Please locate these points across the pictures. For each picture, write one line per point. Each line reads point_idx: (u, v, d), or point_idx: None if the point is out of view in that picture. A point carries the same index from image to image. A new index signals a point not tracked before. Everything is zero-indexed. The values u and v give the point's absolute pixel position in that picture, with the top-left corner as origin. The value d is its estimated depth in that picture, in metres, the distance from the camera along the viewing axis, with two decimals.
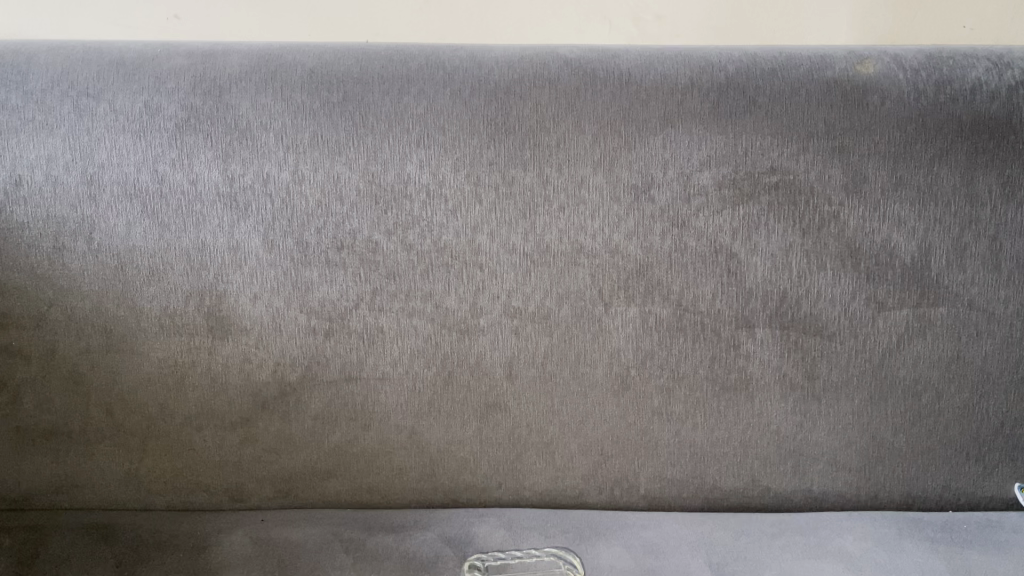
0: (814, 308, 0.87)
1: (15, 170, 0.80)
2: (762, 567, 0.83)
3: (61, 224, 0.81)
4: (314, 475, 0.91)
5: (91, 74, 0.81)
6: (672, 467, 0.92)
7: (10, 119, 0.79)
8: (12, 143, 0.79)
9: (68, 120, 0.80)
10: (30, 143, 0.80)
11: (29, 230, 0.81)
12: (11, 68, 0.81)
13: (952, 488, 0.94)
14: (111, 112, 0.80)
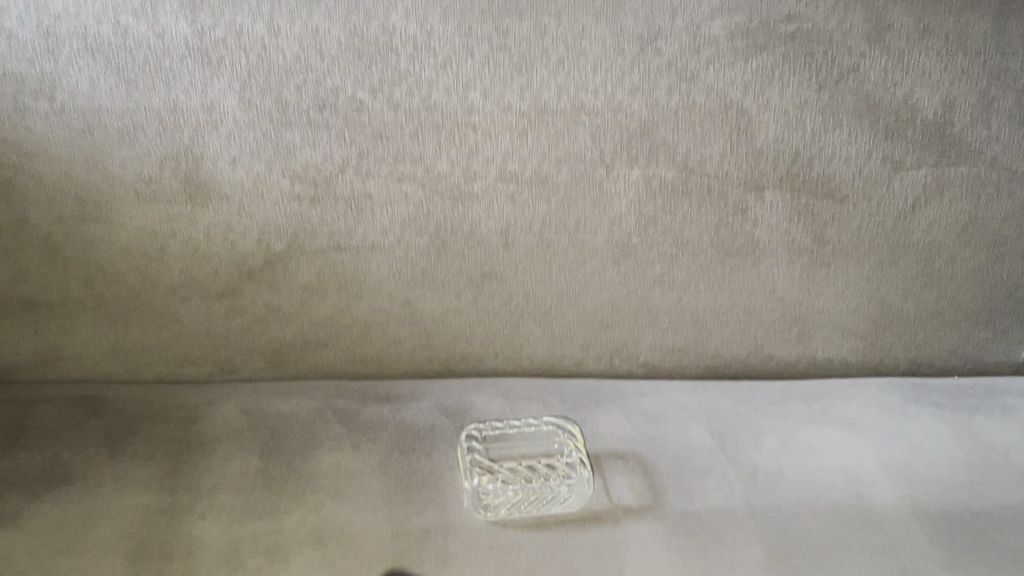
0: (828, 169, 0.82)
1: None
2: (765, 434, 0.81)
3: (20, 82, 0.74)
4: (305, 346, 0.89)
5: None
6: (674, 336, 0.90)
7: None
8: None
9: None
10: None
11: None
12: None
13: (958, 353, 0.92)
14: None
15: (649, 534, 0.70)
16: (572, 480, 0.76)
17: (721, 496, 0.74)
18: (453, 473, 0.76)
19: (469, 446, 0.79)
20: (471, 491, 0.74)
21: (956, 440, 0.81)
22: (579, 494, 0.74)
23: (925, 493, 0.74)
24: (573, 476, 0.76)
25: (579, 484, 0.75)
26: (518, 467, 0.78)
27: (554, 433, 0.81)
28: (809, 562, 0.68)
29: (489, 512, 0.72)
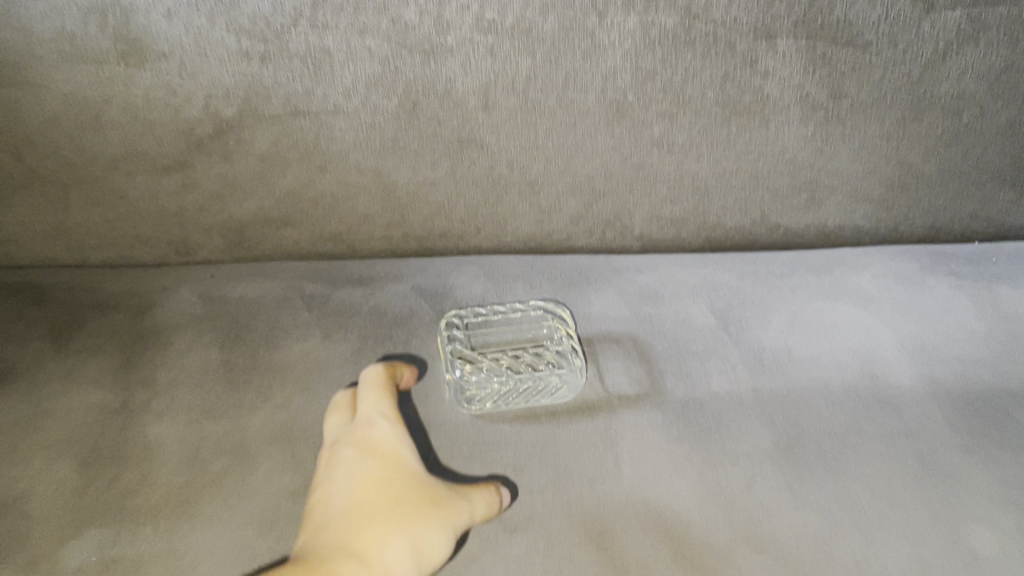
0: (851, 12, 0.71)
1: None
2: (771, 310, 0.75)
3: None
4: (267, 224, 0.81)
5: None
6: (672, 205, 0.82)
7: None
8: None
9: None
10: None
11: None
12: None
13: (980, 217, 0.85)
14: None
15: (646, 425, 0.65)
16: (564, 368, 0.69)
17: (725, 381, 0.68)
18: (432, 363, 0.70)
19: (449, 334, 0.72)
20: (452, 385, 0.68)
21: (977, 312, 0.75)
22: (571, 383, 0.68)
23: (944, 372, 0.69)
24: (565, 364, 0.70)
25: (572, 373, 0.69)
26: (504, 356, 0.71)
27: (544, 318, 0.74)
28: (819, 451, 0.63)
29: (473, 408, 0.66)
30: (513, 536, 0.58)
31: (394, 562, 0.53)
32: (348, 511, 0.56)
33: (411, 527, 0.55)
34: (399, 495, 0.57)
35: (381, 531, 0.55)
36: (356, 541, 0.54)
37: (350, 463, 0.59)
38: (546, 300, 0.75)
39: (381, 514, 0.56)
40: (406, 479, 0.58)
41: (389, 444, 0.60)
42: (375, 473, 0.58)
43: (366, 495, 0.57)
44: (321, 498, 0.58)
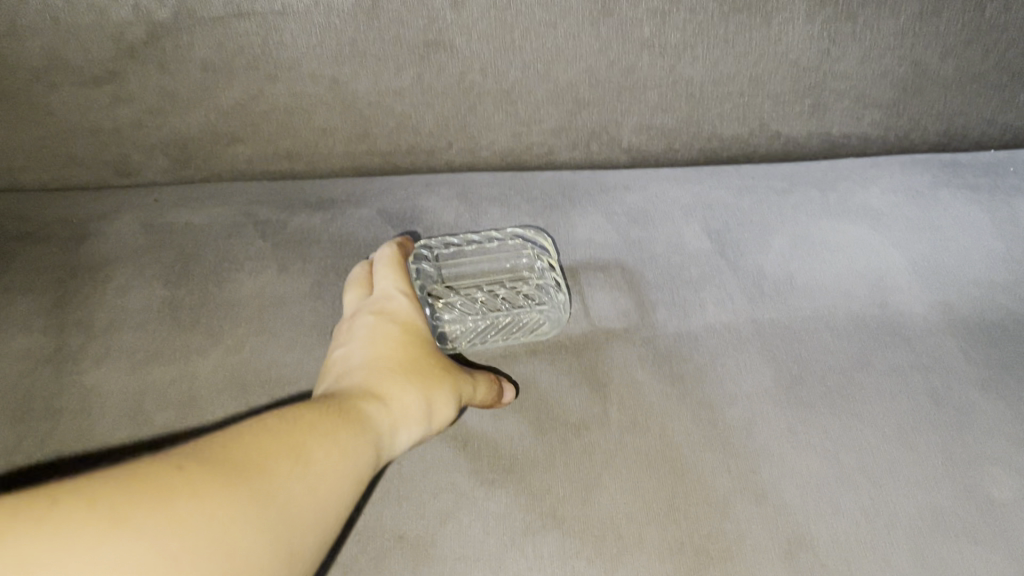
0: None
1: None
2: (772, 232, 0.68)
3: None
4: (215, 141, 0.73)
5: None
6: (664, 114, 0.74)
7: None
8: None
9: None
10: None
11: None
12: None
13: (998, 122, 0.78)
14: None
15: (636, 362, 0.59)
16: (545, 305, 0.63)
17: (721, 312, 0.62)
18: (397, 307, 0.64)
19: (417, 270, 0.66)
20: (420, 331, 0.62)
21: (995, 230, 0.68)
22: (552, 321, 0.62)
23: (959, 297, 0.63)
24: (547, 300, 0.64)
25: (554, 309, 0.63)
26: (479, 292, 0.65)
27: (523, 248, 0.67)
28: (824, 388, 0.58)
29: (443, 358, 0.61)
30: (493, 490, 0.53)
31: (410, 409, 0.51)
32: (367, 362, 0.54)
33: (428, 383, 0.53)
34: (416, 358, 0.55)
35: (398, 381, 0.52)
36: (377, 385, 0.51)
37: (369, 325, 0.57)
38: (525, 227, 0.68)
39: (398, 367, 0.54)
40: (423, 348, 0.57)
41: (405, 316, 0.59)
42: (393, 337, 0.56)
43: (384, 350, 0.55)
44: (337, 356, 0.55)
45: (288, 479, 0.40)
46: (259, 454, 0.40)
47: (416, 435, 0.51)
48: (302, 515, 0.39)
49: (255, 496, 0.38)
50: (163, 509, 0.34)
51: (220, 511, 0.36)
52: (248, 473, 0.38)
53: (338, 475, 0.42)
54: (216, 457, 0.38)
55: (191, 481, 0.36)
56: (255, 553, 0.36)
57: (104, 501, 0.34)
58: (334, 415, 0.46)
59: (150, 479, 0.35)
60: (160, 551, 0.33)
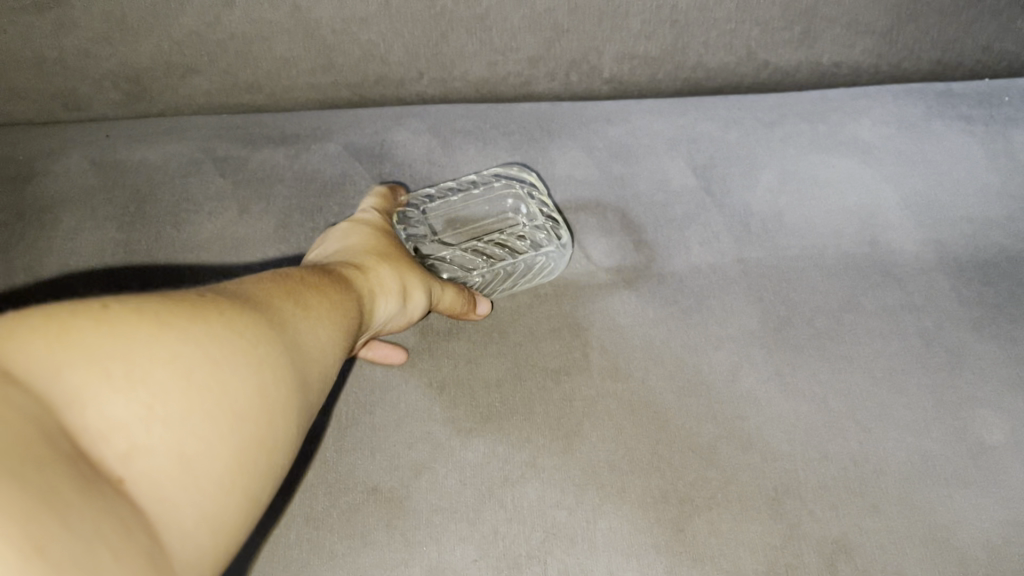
0: None
1: None
2: (760, 167, 0.65)
3: None
4: (170, 72, 0.68)
5: None
6: (647, 42, 0.70)
7: None
8: None
9: None
10: None
11: None
12: None
13: (994, 51, 0.74)
14: None
15: (618, 306, 0.57)
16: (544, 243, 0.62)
17: (707, 252, 0.60)
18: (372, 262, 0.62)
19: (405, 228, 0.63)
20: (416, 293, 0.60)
21: (991, 162, 0.66)
22: (553, 255, 0.60)
23: (952, 234, 0.61)
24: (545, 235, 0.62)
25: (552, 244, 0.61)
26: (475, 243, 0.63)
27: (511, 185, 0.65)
28: (813, 332, 0.56)
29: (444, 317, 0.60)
30: (469, 440, 0.51)
31: (386, 279, 0.50)
32: (342, 249, 0.52)
33: (403, 267, 0.52)
34: (392, 247, 0.54)
35: (376, 260, 0.51)
36: (355, 261, 0.50)
37: (344, 225, 0.55)
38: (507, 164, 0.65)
39: (374, 250, 0.52)
40: (398, 244, 0.55)
41: (381, 223, 0.56)
42: (369, 229, 0.55)
43: (360, 237, 0.53)
44: (311, 254, 0.54)
45: (299, 316, 0.39)
46: (266, 297, 0.39)
47: (392, 311, 0.50)
48: (313, 350, 0.39)
49: (273, 322, 0.37)
50: (203, 322, 0.34)
51: (250, 331, 0.35)
52: (264, 305, 0.38)
53: (337, 321, 0.42)
54: (229, 293, 0.37)
55: (214, 307, 0.35)
56: (283, 373, 0.36)
57: (146, 311, 0.33)
58: (320, 276, 0.45)
59: (180, 299, 0.35)
60: (202, 355, 0.33)
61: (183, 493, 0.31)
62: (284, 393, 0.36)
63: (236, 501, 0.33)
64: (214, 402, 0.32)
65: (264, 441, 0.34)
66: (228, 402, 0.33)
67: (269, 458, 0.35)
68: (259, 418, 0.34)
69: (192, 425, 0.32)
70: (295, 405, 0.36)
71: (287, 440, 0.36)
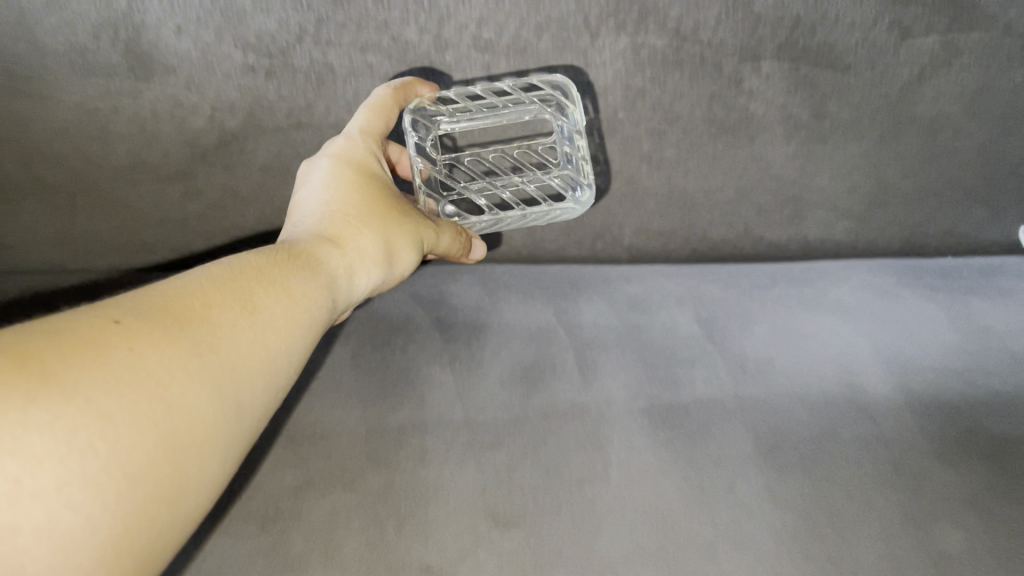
0: (831, 36, 0.80)
1: None
2: (754, 321, 0.78)
3: None
4: (269, 232, 0.87)
5: None
6: (660, 218, 0.87)
7: None
8: None
9: None
10: None
11: None
12: None
13: (956, 234, 0.88)
14: None
15: (635, 429, 0.68)
16: (576, 195, 0.87)
17: (710, 387, 0.71)
18: (395, 149, 0.83)
19: (429, 121, 0.86)
20: (427, 182, 0.87)
21: (953, 325, 0.77)
22: (569, 210, 0.86)
23: (918, 379, 0.71)
24: (569, 171, 0.87)
25: (578, 178, 0.87)
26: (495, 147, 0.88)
27: (547, 99, 0.84)
28: (799, 454, 0.66)
29: (457, 219, 0.89)
30: (508, 531, 0.61)
31: (369, 253, 0.62)
32: (325, 209, 0.64)
33: (380, 228, 0.64)
34: (370, 205, 0.66)
35: (355, 225, 0.63)
36: (338, 230, 0.61)
37: (332, 172, 0.68)
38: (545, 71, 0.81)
39: (355, 210, 0.64)
40: (379, 198, 0.67)
41: (361, 152, 0.71)
42: (351, 185, 0.67)
43: (345, 197, 0.65)
44: (302, 199, 0.67)
45: (226, 333, 0.46)
46: (205, 311, 0.46)
47: (373, 274, 0.63)
48: (244, 365, 0.46)
49: (194, 349, 0.43)
50: (104, 366, 0.39)
51: (161, 367, 0.41)
52: (187, 328, 0.44)
53: (285, 325, 0.50)
54: (150, 312, 0.43)
55: (128, 340, 0.40)
56: (198, 404, 0.42)
57: (45, 362, 0.37)
58: (289, 265, 0.54)
59: (89, 333, 0.39)
60: (94, 411, 0.37)
61: (63, 555, 0.36)
62: (199, 423, 0.42)
63: (127, 550, 0.38)
64: (100, 464, 0.37)
65: (166, 485, 0.40)
66: (125, 456, 0.38)
67: (178, 491, 0.41)
68: (159, 465, 0.40)
69: (71, 497, 0.36)
70: (217, 423, 0.43)
71: (199, 472, 0.42)
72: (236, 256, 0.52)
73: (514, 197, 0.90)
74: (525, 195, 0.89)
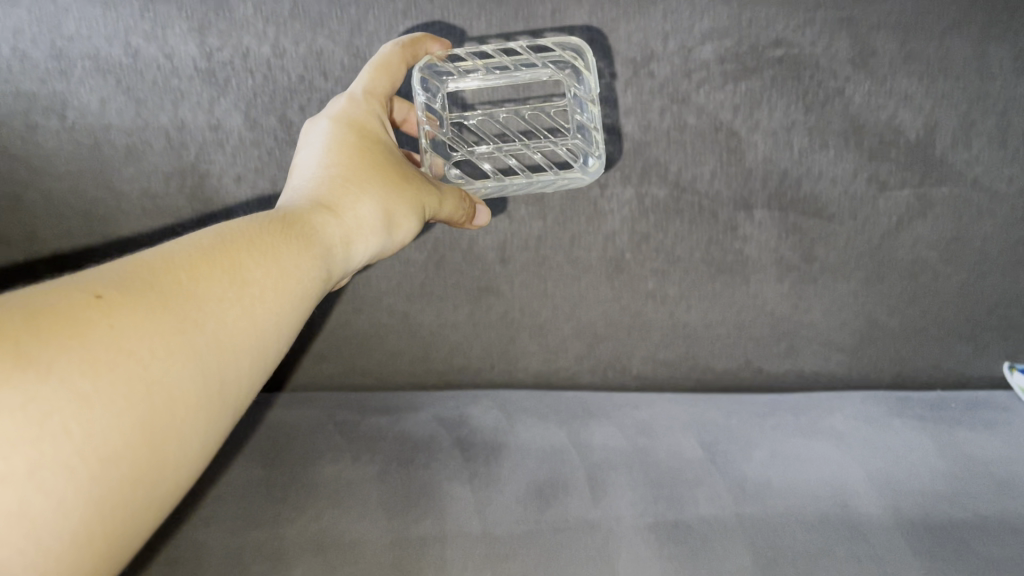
0: (815, 189, 0.90)
1: (17, 45, 0.89)
2: (753, 447, 0.83)
3: (58, 98, 0.89)
4: (307, 359, 0.96)
5: None
6: (665, 348, 0.94)
7: (31, 13, 0.89)
8: (30, 25, 0.89)
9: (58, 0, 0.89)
10: (32, 22, 0.89)
11: (37, 108, 0.89)
12: None
13: (943, 368, 0.93)
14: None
15: (641, 543, 0.73)
16: (585, 164, 0.90)
17: (712, 505, 0.76)
18: (402, 106, 0.87)
19: (436, 81, 0.90)
20: (435, 143, 0.90)
21: (940, 452, 0.81)
22: (577, 177, 0.89)
23: (908, 503, 0.76)
24: (578, 139, 0.91)
25: (589, 149, 0.90)
26: (503, 112, 0.92)
27: (561, 64, 0.90)
28: (794, 569, 0.71)
29: (463, 182, 0.90)
30: None
31: (367, 220, 0.65)
32: (326, 173, 0.66)
33: (380, 195, 0.66)
34: (370, 167, 0.68)
35: (354, 189, 0.65)
36: (336, 199, 0.64)
37: (335, 135, 0.70)
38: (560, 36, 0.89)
39: (356, 174, 0.66)
40: (382, 162, 0.69)
41: (364, 109, 0.73)
42: (353, 148, 0.69)
43: (345, 162, 0.67)
44: (306, 161, 0.69)
45: (211, 308, 0.47)
46: (193, 285, 0.47)
47: (372, 242, 0.65)
48: (231, 344, 0.48)
49: (175, 324, 0.45)
50: (82, 343, 0.40)
51: (142, 344, 0.42)
52: (171, 304, 0.45)
53: (273, 298, 0.52)
54: (131, 286, 0.44)
55: (110, 315, 0.42)
56: (181, 383, 0.44)
57: (23, 342, 0.38)
58: (282, 237, 0.56)
59: (69, 309, 0.41)
60: (69, 393, 0.39)
61: (35, 538, 0.37)
62: (180, 403, 0.44)
63: (100, 529, 0.40)
64: (73, 450, 0.39)
65: (143, 464, 0.42)
66: (97, 439, 0.40)
67: (155, 472, 0.43)
68: (135, 446, 0.41)
69: (41, 482, 0.38)
70: (198, 398, 0.45)
71: (178, 452, 0.44)
72: (229, 227, 0.54)
73: (519, 165, 0.92)
74: (530, 163, 0.92)
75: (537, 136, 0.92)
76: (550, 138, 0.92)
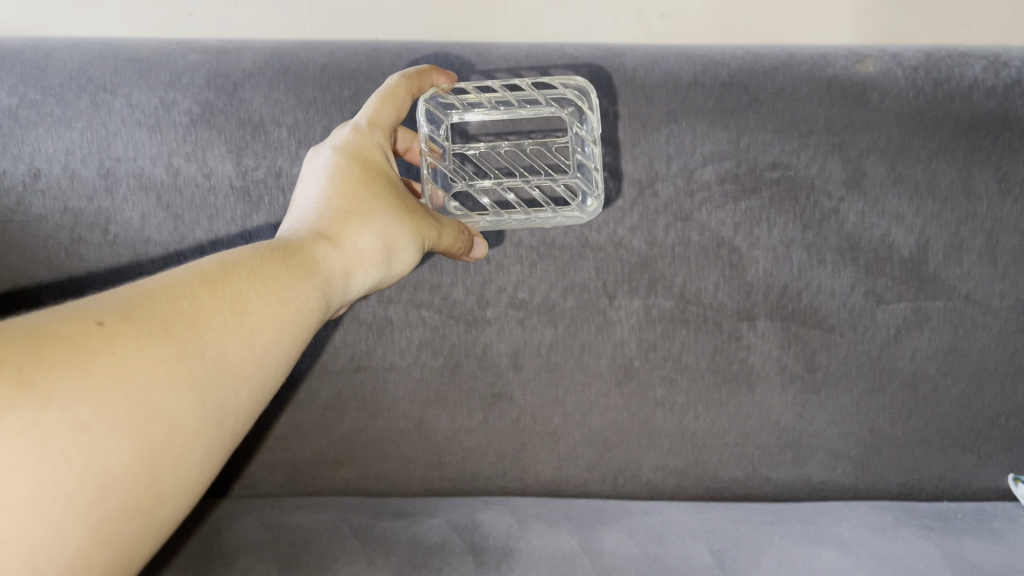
0: (816, 301, 0.94)
1: (69, 166, 0.96)
2: (760, 553, 0.84)
3: (104, 214, 0.97)
4: (325, 463, 0.98)
5: (129, 78, 0.97)
6: (674, 457, 0.97)
7: (83, 136, 0.96)
8: (80, 146, 0.96)
9: (107, 125, 0.97)
10: (82, 144, 0.96)
11: (84, 223, 0.97)
12: (65, 82, 0.97)
13: (949, 479, 0.96)
14: (142, 123, 0.97)
15: None
16: (583, 204, 0.95)
17: None
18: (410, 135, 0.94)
19: (440, 112, 0.97)
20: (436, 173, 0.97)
21: (945, 561, 0.82)
22: (576, 216, 0.93)
23: None
24: (578, 176, 0.96)
25: (588, 190, 0.96)
26: (506, 146, 0.97)
27: (565, 104, 0.96)
28: None
29: (461, 214, 0.96)
30: None
31: (366, 252, 0.69)
32: (329, 203, 0.71)
33: (379, 227, 0.71)
34: (371, 199, 0.73)
35: (354, 220, 0.70)
36: (337, 230, 0.68)
37: (338, 166, 0.75)
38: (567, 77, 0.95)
39: (356, 205, 0.71)
40: (382, 196, 0.74)
41: (366, 141, 0.79)
42: (355, 180, 0.74)
43: (347, 192, 0.72)
44: (310, 188, 0.73)
45: (212, 338, 0.51)
46: (194, 311, 0.51)
47: (370, 272, 0.70)
48: (229, 372, 0.51)
49: (177, 352, 0.48)
50: (84, 371, 0.43)
51: (143, 370, 0.46)
52: (172, 332, 0.49)
53: (271, 326, 0.56)
54: (134, 314, 0.48)
55: (112, 343, 0.45)
56: (180, 411, 0.47)
57: (29, 369, 0.41)
58: (283, 268, 0.60)
59: (74, 336, 0.44)
60: (71, 420, 0.42)
61: (35, 562, 0.40)
62: (178, 429, 0.47)
63: (99, 553, 0.43)
64: (72, 475, 0.42)
65: (141, 487, 0.45)
66: (96, 463, 0.43)
67: (153, 498, 0.46)
68: (134, 471, 0.44)
69: (41, 508, 0.41)
70: (197, 424, 0.48)
71: (174, 478, 0.47)
72: (231, 257, 0.58)
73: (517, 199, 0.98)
74: (527, 197, 0.98)
75: (537, 172, 0.97)
76: (550, 175, 0.97)
